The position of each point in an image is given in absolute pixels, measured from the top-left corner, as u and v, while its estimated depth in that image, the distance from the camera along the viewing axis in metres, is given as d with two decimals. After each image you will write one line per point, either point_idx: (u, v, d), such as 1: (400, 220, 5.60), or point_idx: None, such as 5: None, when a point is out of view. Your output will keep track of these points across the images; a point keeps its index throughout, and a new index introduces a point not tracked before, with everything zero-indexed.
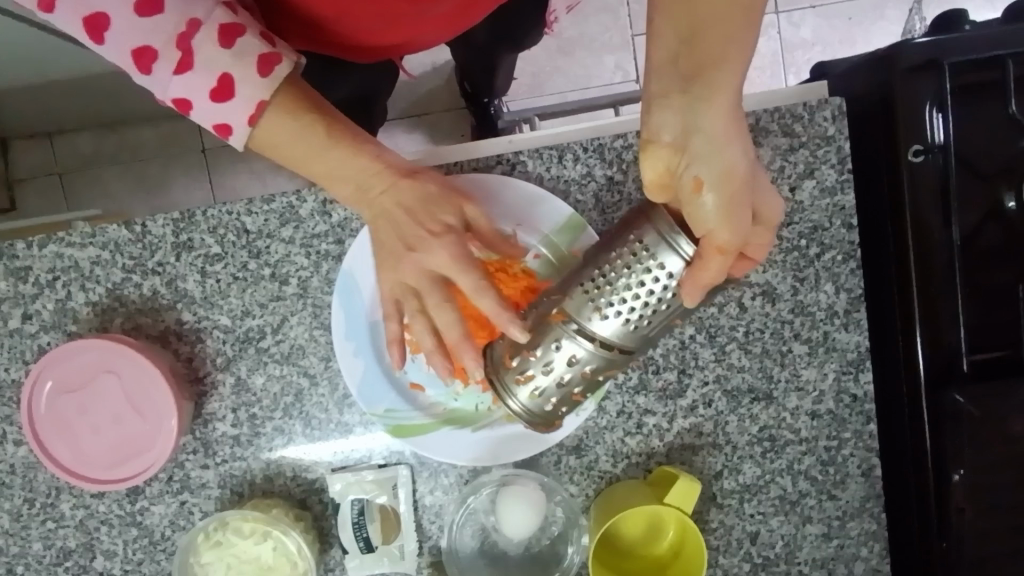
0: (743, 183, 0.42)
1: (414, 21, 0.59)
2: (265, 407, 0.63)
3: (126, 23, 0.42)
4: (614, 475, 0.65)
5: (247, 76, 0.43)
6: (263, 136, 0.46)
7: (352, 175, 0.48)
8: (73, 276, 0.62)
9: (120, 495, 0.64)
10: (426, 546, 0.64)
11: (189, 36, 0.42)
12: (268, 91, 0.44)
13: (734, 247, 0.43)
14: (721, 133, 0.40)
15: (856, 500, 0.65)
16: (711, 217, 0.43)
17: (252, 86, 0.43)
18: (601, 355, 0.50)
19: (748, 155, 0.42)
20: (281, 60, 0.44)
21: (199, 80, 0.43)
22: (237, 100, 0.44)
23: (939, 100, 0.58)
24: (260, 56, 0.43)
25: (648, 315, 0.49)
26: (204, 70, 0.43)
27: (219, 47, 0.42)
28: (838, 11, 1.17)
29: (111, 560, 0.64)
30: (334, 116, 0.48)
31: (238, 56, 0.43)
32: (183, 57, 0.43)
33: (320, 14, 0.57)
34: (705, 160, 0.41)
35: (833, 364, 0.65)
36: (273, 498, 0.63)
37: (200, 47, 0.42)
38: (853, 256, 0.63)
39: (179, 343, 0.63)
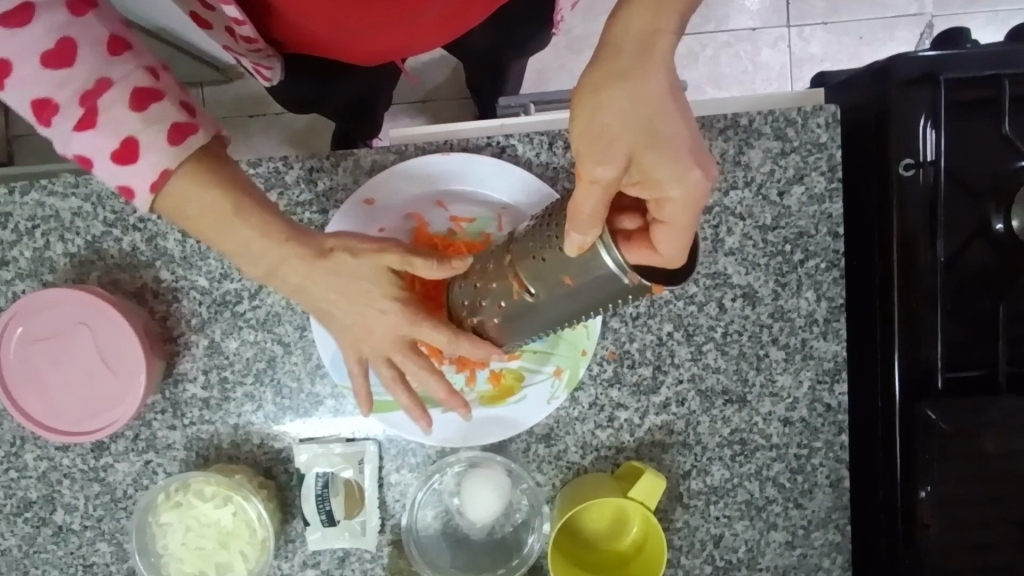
0: (619, 110, 0.37)
1: (409, 28, 0.59)
2: (237, 371, 0.63)
3: (30, 74, 0.40)
4: (582, 467, 0.64)
5: (155, 143, 0.41)
6: (170, 205, 0.44)
7: (264, 251, 0.47)
8: (53, 226, 0.61)
9: (85, 450, 0.64)
10: (389, 524, 0.64)
11: (96, 94, 0.41)
12: (173, 162, 0.42)
13: (589, 176, 0.38)
14: (615, 45, 0.37)
15: (822, 510, 0.65)
16: (583, 132, 0.38)
17: (159, 153, 0.42)
18: (513, 295, 0.48)
19: (643, 83, 0.36)
20: (196, 131, 0.43)
21: (101, 140, 0.41)
22: (140, 164, 0.42)
23: (934, 114, 0.58)
24: (174, 123, 0.42)
25: (556, 273, 0.44)
26: (107, 130, 0.41)
27: (130, 110, 0.41)
28: (849, 29, 1.17)
29: (71, 514, 0.64)
30: (249, 190, 0.46)
31: (148, 121, 0.41)
32: (86, 115, 0.41)
33: (315, 24, 0.58)
34: (600, 71, 0.37)
35: (809, 372, 0.64)
36: (239, 464, 0.63)
37: (107, 106, 0.41)
38: (837, 265, 0.63)
39: (155, 301, 0.62)
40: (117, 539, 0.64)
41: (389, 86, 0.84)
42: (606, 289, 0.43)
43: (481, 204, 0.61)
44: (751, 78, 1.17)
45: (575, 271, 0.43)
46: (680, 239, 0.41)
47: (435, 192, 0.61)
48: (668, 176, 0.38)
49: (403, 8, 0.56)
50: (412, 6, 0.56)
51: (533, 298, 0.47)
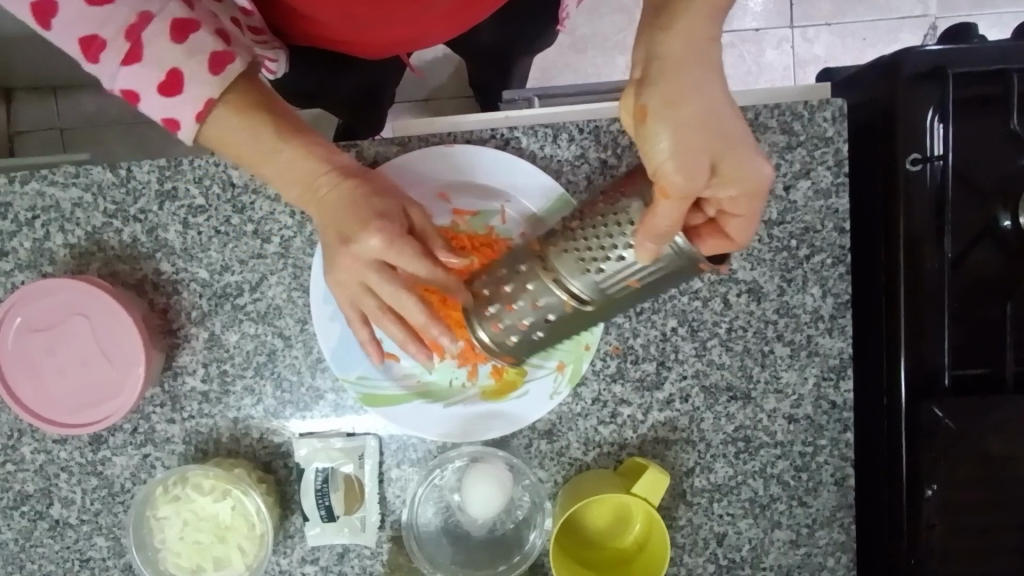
0: (695, 122, 0.39)
1: (418, 19, 0.59)
2: (237, 364, 0.63)
3: (73, 11, 0.41)
4: (584, 463, 0.64)
5: (198, 74, 0.42)
6: (216, 134, 0.45)
7: (300, 174, 0.47)
8: (53, 216, 0.61)
9: (83, 443, 0.63)
10: (389, 520, 0.63)
11: (139, 28, 0.41)
12: (217, 91, 0.43)
13: (678, 189, 0.39)
14: (676, 62, 0.39)
15: (827, 509, 0.65)
16: (658, 148, 0.39)
17: (203, 83, 0.42)
18: (565, 308, 0.45)
19: (708, 94, 0.39)
20: (235, 59, 0.43)
21: (147, 73, 0.42)
22: (185, 96, 0.43)
23: (942, 109, 0.58)
24: (213, 54, 0.42)
25: (619, 279, 0.43)
26: (152, 63, 0.42)
27: (171, 42, 0.42)
28: (853, 32, 1.16)
29: (68, 508, 0.63)
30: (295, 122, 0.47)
31: (189, 52, 0.42)
32: (132, 50, 0.42)
33: (324, 15, 0.57)
34: (665, 89, 0.39)
35: (814, 368, 0.64)
36: (238, 458, 0.63)
37: (150, 39, 0.42)
38: (843, 260, 0.63)
39: (155, 293, 0.62)
40: (114, 534, 0.63)
41: (394, 81, 0.84)
42: (671, 281, 0.43)
43: (484, 197, 0.60)
44: (755, 79, 1.17)
45: (642, 273, 0.42)
46: (750, 226, 0.43)
47: (438, 184, 0.60)
48: (738, 171, 0.40)
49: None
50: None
51: (590, 308, 0.45)
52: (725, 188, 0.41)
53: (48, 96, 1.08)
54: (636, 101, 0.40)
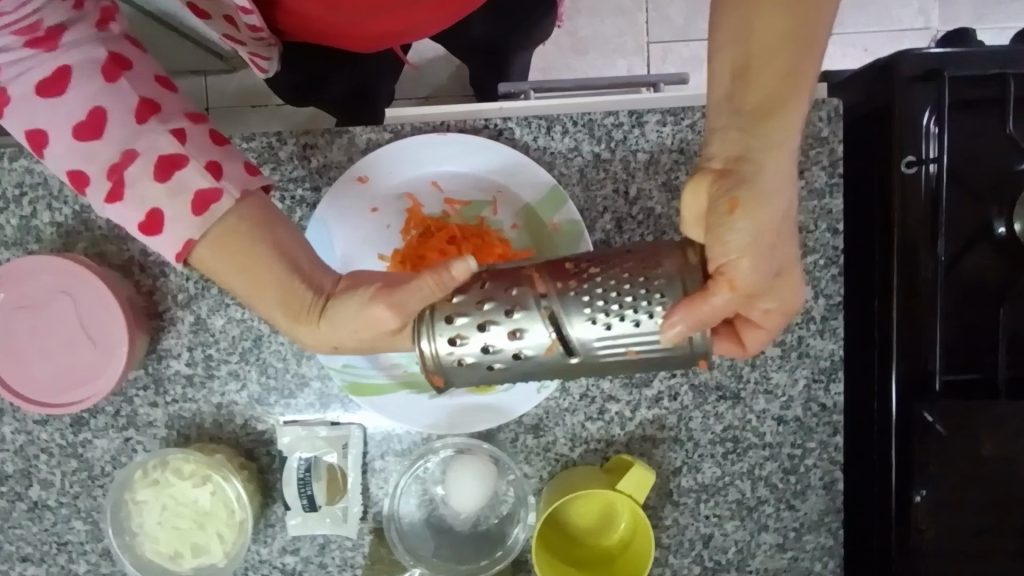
0: (777, 224, 0.40)
1: (407, 8, 0.58)
2: (222, 349, 0.62)
3: (66, 147, 0.43)
4: (571, 460, 0.63)
5: (176, 214, 0.43)
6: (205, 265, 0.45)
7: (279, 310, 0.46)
8: (41, 194, 0.61)
9: (64, 425, 0.62)
10: (371, 511, 0.63)
11: (122, 167, 0.43)
12: (196, 233, 0.43)
13: (746, 286, 0.41)
14: (770, 163, 0.39)
15: (815, 513, 0.64)
16: (741, 253, 0.40)
17: (180, 224, 0.43)
18: (548, 350, 0.45)
19: (788, 197, 0.40)
20: (216, 200, 0.43)
21: (130, 212, 0.44)
22: (165, 235, 0.44)
23: (939, 111, 0.57)
24: (195, 193, 0.43)
25: (618, 344, 0.44)
26: (133, 202, 0.43)
27: (154, 181, 0.43)
28: (854, 41, 1.17)
29: (47, 491, 0.63)
30: (272, 239, 0.45)
31: (170, 192, 0.43)
32: (115, 188, 0.44)
33: (313, 9, 0.57)
34: (762, 191, 0.39)
35: (804, 370, 0.63)
36: (220, 444, 0.62)
37: (132, 179, 0.43)
38: (835, 262, 0.62)
39: (141, 275, 0.61)
40: (93, 518, 0.62)
41: (390, 79, 0.83)
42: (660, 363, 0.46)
43: (476, 186, 0.60)
44: None
45: (645, 347, 0.44)
46: (764, 340, 0.48)
47: (430, 174, 0.60)
48: (788, 290, 0.44)
49: None
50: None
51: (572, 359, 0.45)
52: (772, 301, 0.45)
53: None
54: (720, 196, 0.40)
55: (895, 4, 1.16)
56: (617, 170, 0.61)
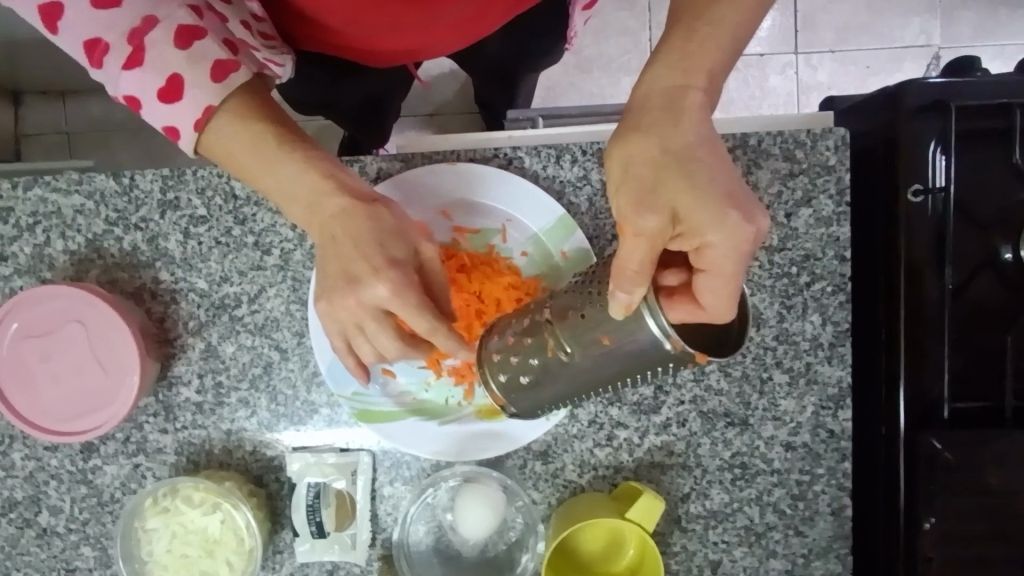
0: (661, 157, 0.39)
1: (425, 28, 0.59)
2: (232, 376, 0.62)
3: (80, 15, 0.41)
4: (579, 486, 0.63)
5: (199, 81, 0.42)
6: (218, 143, 0.44)
7: (298, 190, 0.45)
8: (54, 222, 0.61)
9: (74, 451, 0.62)
10: (379, 538, 0.63)
11: (143, 32, 0.42)
12: (219, 97, 0.42)
13: (643, 228, 0.39)
14: (646, 104, 0.40)
15: (824, 539, 0.64)
16: (623, 189, 0.40)
17: (201, 90, 0.42)
18: (547, 352, 0.45)
19: (670, 129, 0.39)
20: (239, 68, 0.43)
21: (148, 78, 0.42)
22: (185, 102, 0.42)
23: (944, 140, 0.58)
24: (216, 61, 0.42)
25: (590, 331, 0.43)
26: (153, 69, 0.42)
27: (175, 47, 0.42)
28: (856, 59, 1.18)
29: (56, 517, 0.63)
30: (286, 118, 0.45)
31: (192, 59, 0.42)
32: (134, 53, 0.42)
33: (334, 21, 0.58)
34: (632, 125, 0.40)
35: (812, 397, 0.63)
36: (229, 471, 0.62)
37: (153, 43, 0.42)
38: (843, 289, 0.62)
39: (153, 302, 0.62)
40: (101, 544, 0.63)
41: (402, 92, 0.84)
42: (646, 359, 0.43)
43: (485, 214, 0.61)
44: (758, 104, 1.18)
45: (618, 332, 0.42)
46: (730, 297, 0.41)
47: (440, 202, 0.60)
48: (718, 225, 0.38)
49: (421, 7, 0.55)
50: (431, 7, 0.55)
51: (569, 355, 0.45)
52: (711, 240, 0.39)
53: (57, 100, 1.11)
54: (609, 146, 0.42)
55: (896, 22, 1.17)
56: None
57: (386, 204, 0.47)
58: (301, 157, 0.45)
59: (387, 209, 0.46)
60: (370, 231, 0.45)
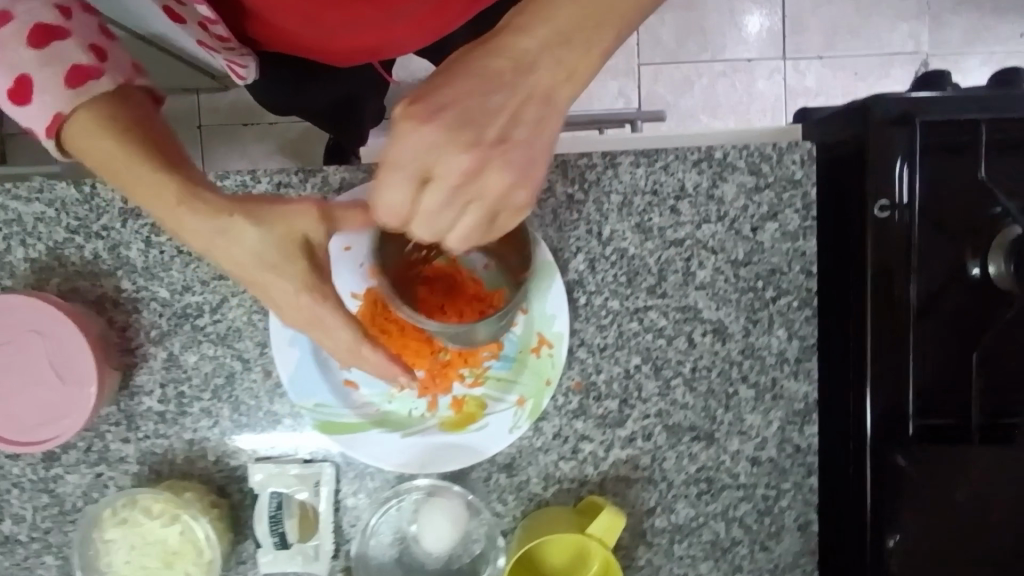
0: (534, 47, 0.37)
1: (382, 27, 0.59)
2: (195, 386, 0.62)
3: None
4: (544, 499, 0.63)
5: (77, 110, 0.45)
6: (88, 159, 0.47)
7: (167, 202, 0.46)
8: (15, 230, 0.61)
9: (35, 460, 0.62)
10: (343, 549, 0.63)
11: (30, 54, 0.44)
12: (64, 105, 0.45)
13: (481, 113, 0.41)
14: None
15: (789, 554, 0.64)
16: None
17: (79, 121, 0.46)
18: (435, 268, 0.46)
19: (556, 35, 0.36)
20: (123, 100, 0.46)
21: (31, 98, 0.45)
22: (34, 105, 0.45)
23: (909, 155, 0.57)
24: (106, 99, 0.46)
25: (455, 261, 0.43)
26: (5, 69, 0.45)
27: (64, 81, 0.45)
28: (844, 65, 1.17)
29: (18, 526, 0.62)
30: (125, 124, 0.46)
31: (79, 96, 0.45)
32: (21, 74, 0.45)
33: (290, 24, 0.58)
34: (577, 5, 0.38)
35: (778, 412, 0.63)
36: (191, 481, 0.62)
37: (37, 67, 0.45)
38: (809, 303, 0.62)
39: (114, 311, 0.61)
40: (63, 553, 0.62)
41: (378, 97, 0.83)
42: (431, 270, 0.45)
43: None
44: (746, 109, 1.18)
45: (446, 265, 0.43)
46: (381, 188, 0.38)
47: None
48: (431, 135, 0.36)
49: (373, 5, 0.55)
50: (384, 2, 0.55)
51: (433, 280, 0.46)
52: (423, 197, 0.38)
53: None
54: None
55: (883, 27, 1.17)
56: (590, 212, 0.61)
57: (267, 198, 0.47)
58: (145, 167, 0.46)
59: (266, 202, 0.47)
60: (261, 235, 0.47)
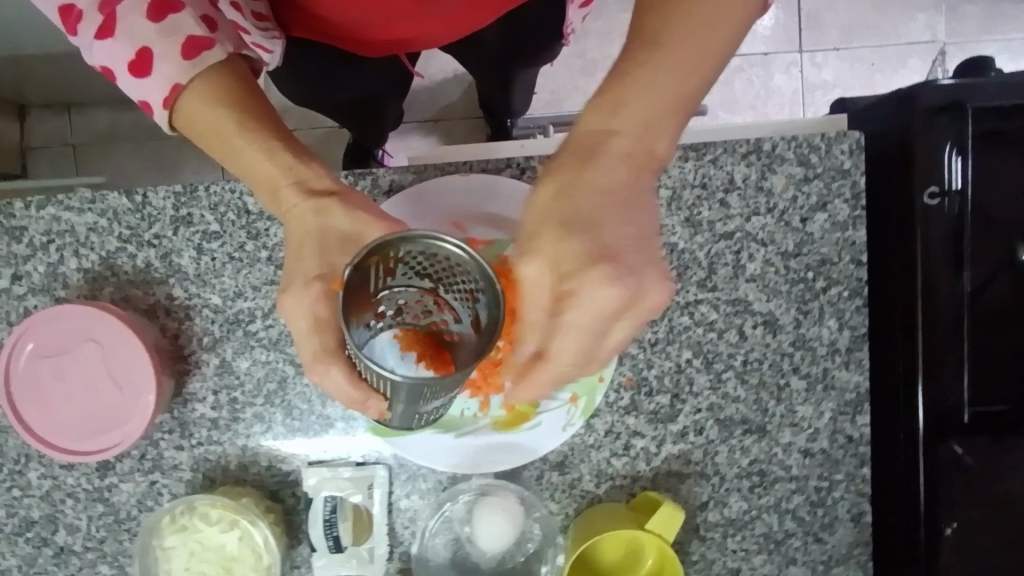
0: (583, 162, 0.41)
1: (417, 19, 0.59)
2: (247, 391, 0.62)
3: None
4: (597, 496, 0.63)
5: (167, 55, 0.45)
6: (192, 123, 0.46)
7: (267, 173, 0.46)
8: (68, 241, 0.61)
9: (90, 469, 0.62)
10: (397, 551, 0.63)
11: (116, 2, 0.45)
12: (183, 75, 0.45)
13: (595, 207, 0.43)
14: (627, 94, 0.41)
15: (843, 545, 0.63)
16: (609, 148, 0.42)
17: (168, 66, 0.45)
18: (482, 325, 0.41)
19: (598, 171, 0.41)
20: (211, 45, 0.45)
21: (119, 48, 0.45)
22: (152, 77, 0.45)
23: (960, 143, 0.57)
24: (189, 38, 0.45)
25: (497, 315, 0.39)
26: (124, 39, 0.45)
27: (147, 19, 0.45)
28: (862, 56, 1.17)
29: (73, 535, 0.63)
30: (248, 100, 0.46)
31: (163, 31, 0.45)
32: (106, 23, 0.45)
33: (327, 11, 0.58)
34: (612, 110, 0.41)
35: (830, 403, 0.63)
36: (245, 486, 0.62)
37: (124, 14, 0.45)
38: (860, 293, 0.62)
39: (167, 319, 0.62)
40: (119, 562, 0.62)
41: (399, 97, 0.84)
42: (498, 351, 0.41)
43: (499, 226, 0.60)
44: (764, 103, 1.18)
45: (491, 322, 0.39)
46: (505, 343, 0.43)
47: (452, 213, 0.60)
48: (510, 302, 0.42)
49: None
50: None
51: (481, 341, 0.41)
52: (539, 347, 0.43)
53: (61, 113, 1.11)
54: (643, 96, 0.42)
55: (900, 19, 1.16)
56: None
57: (352, 197, 0.46)
58: (259, 141, 0.46)
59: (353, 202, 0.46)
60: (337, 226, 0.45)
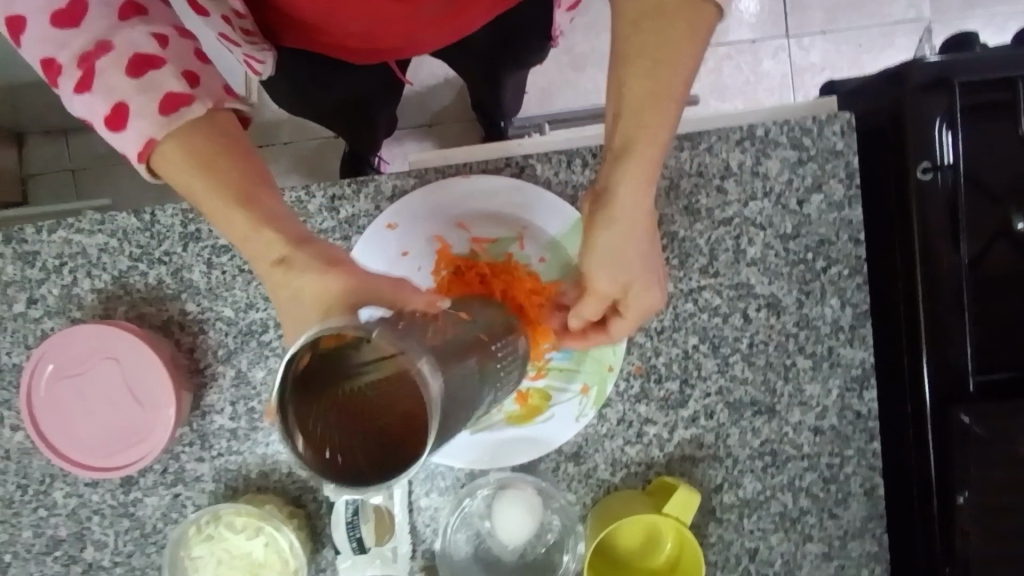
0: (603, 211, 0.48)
1: (407, 24, 0.60)
2: (264, 401, 0.63)
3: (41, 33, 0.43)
4: (613, 484, 0.64)
5: (145, 112, 0.42)
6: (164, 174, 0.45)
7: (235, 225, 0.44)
8: (80, 262, 0.62)
9: (114, 485, 0.64)
10: (420, 549, 0.64)
11: (95, 57, 0.42)
12: (159, 131, 0.42)
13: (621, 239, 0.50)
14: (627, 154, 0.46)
15: (858, 519, 0.64)
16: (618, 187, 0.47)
17: (145, 122, 0.42)
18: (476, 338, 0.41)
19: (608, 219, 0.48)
20: (190, 102, 0.43)
21: (97, 103, 0.43)
22: (129, 131, 0.43)
23: (950, 118, 0.58)
24: (168, 94, 0.42)
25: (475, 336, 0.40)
26: (101, 94, 0.43)
27: (127, 76, 0.42)
28: (847, 37, 1.18)
29: (101, 551, 0.64)
30: (212, 149, 0.44)
31: (143, 88, 0.42)
32: (84, 78, 0.43)
33: (317, 19, 0.59)
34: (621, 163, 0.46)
35: (836, 380, 0.64)
36: (267, 493, 0.63)
37: (102, 69, 0.42)
38: (860, 271, 0.63)
39: (181, 334, 0.63)
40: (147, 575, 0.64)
41: (390, 102, 0.85)
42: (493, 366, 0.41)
43: (502, 224, 0.62)
44: (753, 89, 1.19)
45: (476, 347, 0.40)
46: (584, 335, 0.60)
47: (455, 214, 0.62)
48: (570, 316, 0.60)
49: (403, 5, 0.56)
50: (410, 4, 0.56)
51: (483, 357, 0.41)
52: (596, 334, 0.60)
53: (60, 138, 1.12)
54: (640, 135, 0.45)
55: None
56: None
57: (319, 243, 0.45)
58: (224, 194, 0.44)
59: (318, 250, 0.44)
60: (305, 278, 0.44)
